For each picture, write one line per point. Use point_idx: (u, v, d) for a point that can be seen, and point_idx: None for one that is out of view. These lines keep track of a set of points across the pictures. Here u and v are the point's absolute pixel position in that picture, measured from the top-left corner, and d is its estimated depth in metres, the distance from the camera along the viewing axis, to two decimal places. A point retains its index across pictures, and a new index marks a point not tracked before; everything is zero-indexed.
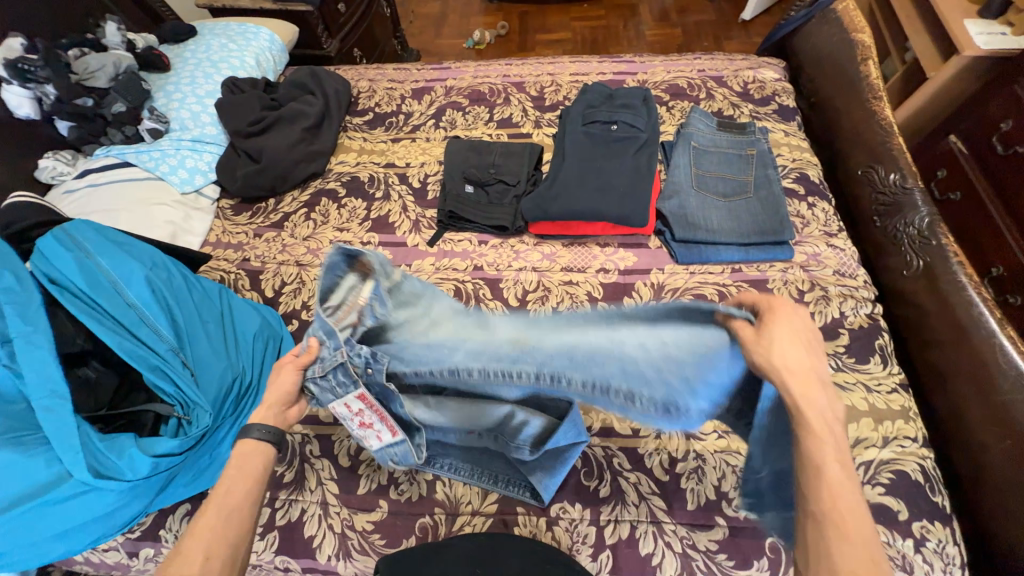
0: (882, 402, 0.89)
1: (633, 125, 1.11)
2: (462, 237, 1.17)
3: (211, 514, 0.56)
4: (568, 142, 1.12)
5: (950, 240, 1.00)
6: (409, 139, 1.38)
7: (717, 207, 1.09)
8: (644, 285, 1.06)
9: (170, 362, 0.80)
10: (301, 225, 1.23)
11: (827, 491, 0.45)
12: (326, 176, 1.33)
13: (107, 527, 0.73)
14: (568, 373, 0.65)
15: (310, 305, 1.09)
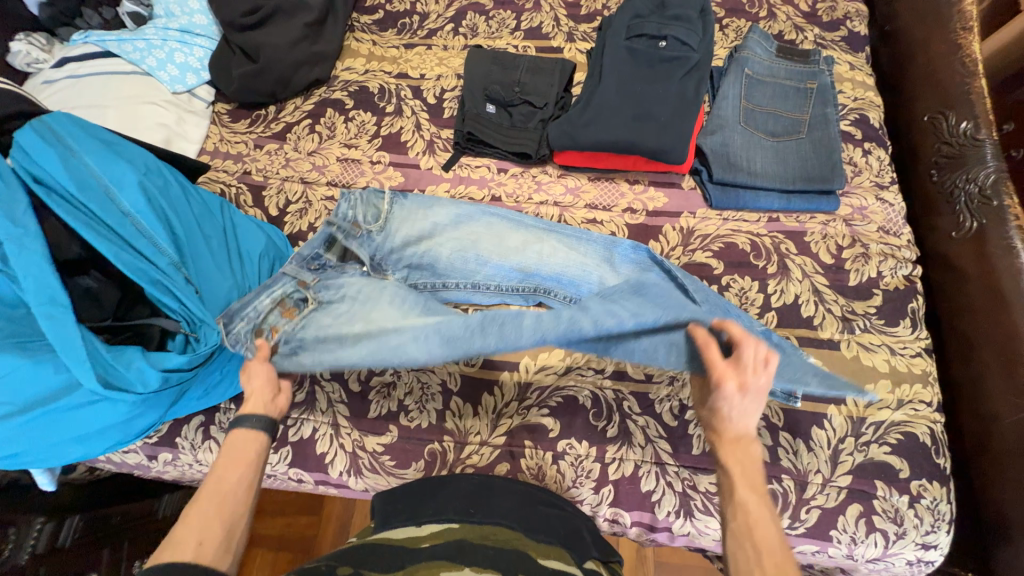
0: (904, 365, 0.87)
1: (685, 42, 0.96)
2: (480, 163, 1.08)
3: (203, 502, 0.60)
4: (607, 59, 0.98)
5: (1013, 201, 0.92)
6: (424, 46, 1.23)
7: (763, 147, 0.99)
8: (672, 229, 0.99)
9: (172, 276, 0.76)
10: (305, 139, 1.13)
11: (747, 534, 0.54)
12: (331, 83, 1.19)
13: (123, 434, 0.75)
14: (558, 291, 0.95)
15: (317, 227, 1.03)
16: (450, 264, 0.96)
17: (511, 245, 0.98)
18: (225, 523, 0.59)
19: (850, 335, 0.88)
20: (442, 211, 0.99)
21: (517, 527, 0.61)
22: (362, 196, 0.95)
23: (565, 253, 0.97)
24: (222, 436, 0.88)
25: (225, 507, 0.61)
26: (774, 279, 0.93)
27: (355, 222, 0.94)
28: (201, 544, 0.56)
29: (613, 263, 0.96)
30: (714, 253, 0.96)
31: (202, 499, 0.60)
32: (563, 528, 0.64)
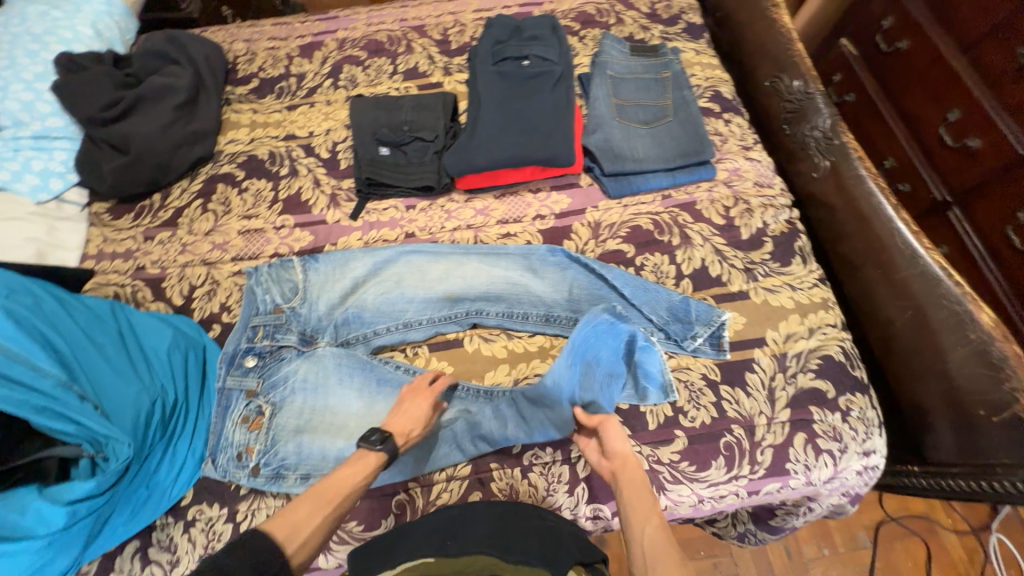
0: (805, 297, 0.96)
1: (545, 58, 1.04)
2: (387, 205, 1.08)
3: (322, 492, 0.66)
4: (481, 85, 1.04)
5: (850, 139, 1.07)
6: (307, 105, 1.23)
7: (640, 135, 1.08)
8: (581, 225, 1.05)
9: (63, 398, 0.70)
10: (198, 219, 1.08)
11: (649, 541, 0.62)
12: (218, 159, 1.16)
13: None
14: (490, 309, 0.97)
15: (231, 306, 0.98)
16: (377, 310, 0.95)
17: (433, 277, 0.99)
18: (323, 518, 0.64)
19: (755, 283, 0.97)
20: (357, 262, 0.99)
21: (496, 550, 0.60)
22: (270, 272, 0.97)
23: (486, 272, 0.99)
24: (164, 557, 0.78)
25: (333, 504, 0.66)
26: (680, 249, 1.01)
27: (274, 304, 0.95)
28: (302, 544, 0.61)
29: (536, 269, 1.00)
30: (623, 238, 1.03)
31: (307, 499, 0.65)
32: (542, 540, 0.64)
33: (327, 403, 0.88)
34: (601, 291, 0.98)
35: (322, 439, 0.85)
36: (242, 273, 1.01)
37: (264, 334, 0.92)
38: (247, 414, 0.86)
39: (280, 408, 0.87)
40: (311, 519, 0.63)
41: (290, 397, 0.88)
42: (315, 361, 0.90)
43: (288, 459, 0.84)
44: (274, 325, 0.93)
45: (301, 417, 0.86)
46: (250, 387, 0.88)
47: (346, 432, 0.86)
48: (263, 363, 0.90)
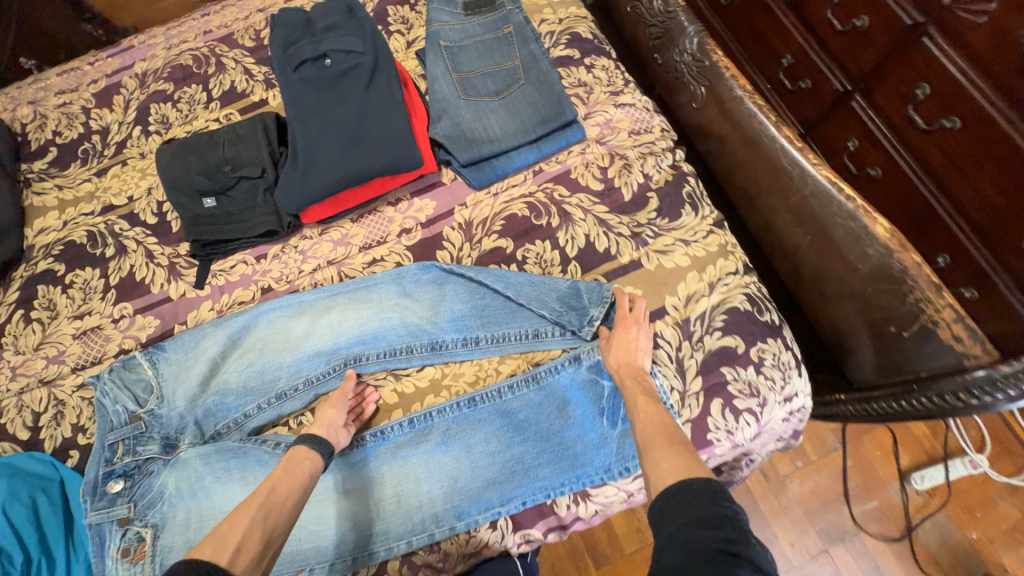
0: (701, 250, 0.88)
1: (348, 50, 0.88)
2: (234, 261, 0.95)
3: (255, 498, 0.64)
4: (288, 99, 0.88)
5: (719, 56, 0.96)
6: (119, 165, 1.05)
7: (492, 109, 0.94)
8: (452, 229, 0.94)
9: None
10: (24, 334, 0.93)
11: (652, 426, 0.66)
12: (31, 256, 1.00)
13: None
14: (370, 351, 0.86)
15: (84, 424, 0.87)
16: (244, 389, 0.84)
17: (299, 333, 0.87)
18: (265, 517, 0.61)
19: (646, 248, 0.88)
20: (211, 339, 0.86)
21: None
22: (113, 378, 0.84)
23: (357, 312, 0.87)
24: None
25: (269, 513, 0.62)
26: (561, 230, 0.90)
27: (128, 412, 0.83)
28: (239, 551, 0.56)
29: (412, 293, 0.88)
30: (499, 232, 0.92)
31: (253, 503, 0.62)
32: None
33: (213, 505, 0.78)
34: (487, 299, 0.87)
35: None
36: (86, 385, 0.88)
37: (125, 450, 0.81)
38: (126, 546, 0.76)
39: (163, 528, 0.77)
40: (235, 526, 0.59)
41: (171, 512, 0.78)
42: (187, 465, 0.80)
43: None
44: (134, 437, 0.81)
45: (188, 530, 0.76)
46: (121, 514, 0.77)
47: None
48: (134, 483, 0.79)
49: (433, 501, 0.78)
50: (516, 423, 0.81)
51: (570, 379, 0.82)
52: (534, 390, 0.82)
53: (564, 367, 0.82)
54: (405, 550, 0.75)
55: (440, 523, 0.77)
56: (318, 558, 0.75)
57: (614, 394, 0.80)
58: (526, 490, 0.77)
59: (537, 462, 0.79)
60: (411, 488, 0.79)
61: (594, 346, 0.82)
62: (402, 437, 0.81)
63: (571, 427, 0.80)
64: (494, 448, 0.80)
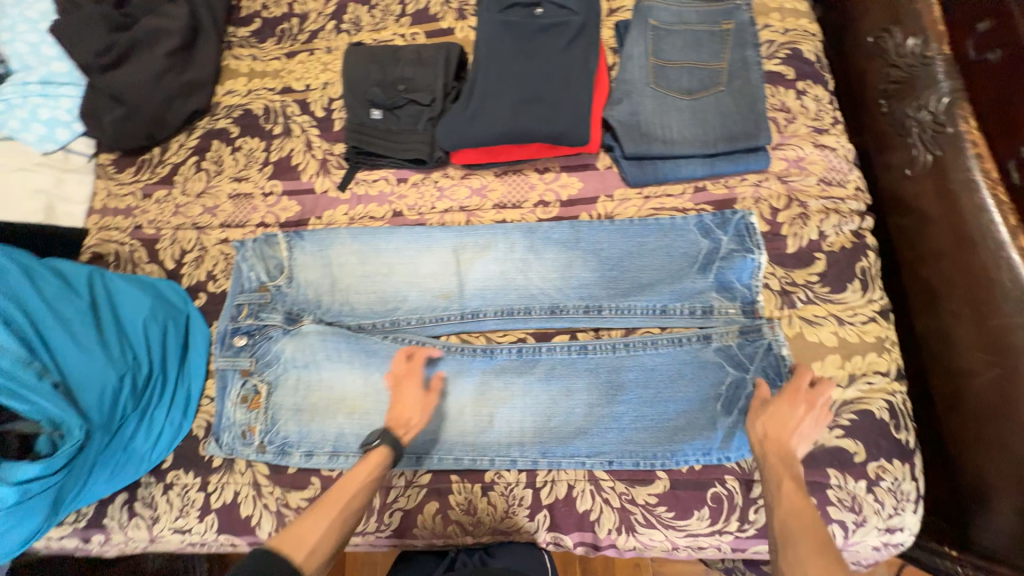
0: (854, 335, 0.77)
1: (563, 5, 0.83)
2: (377, 176, 0.98)
3: (330, 500, 0.65)
4: (485, 42, 0.85)
5: (971, 126, 0.78)
6: (307, 52, 1.11)
7: (678, 108, 0.87)
8: (590, 217, 0.90)
9: (22, 377, 0.65)
10: (192, 179, 1.04)
11: (797, 522, 0.54)
12: (214, 112, 1.10)
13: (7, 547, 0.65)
14: (485, 310, 0.87)
15: (216, 275, 0.97)
16: (366, 301, 0.90)
17: (427, 270, 0.90)
18: (337, 527, 0.64)
19: (792, 310, 0.79)
20: (343, 245, 0.92)
21: None
22: (255, 248, 0.92)
23: (489, 259, 0.89)
24: (147, 511, 0.86)
25: (339, 515, 0.64)
26: (706, 258, 0.83)
27: (259, 282, 0.91)
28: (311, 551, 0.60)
29: (537, 253, 0.89)
30: (637, 236, 0.87)
31: (332, 502, 0.65)
32: None
33: (320, 377, 0.86)
34: (614, 304, 0.84)
35: (321, 417, 0.85)
36: (229, 241, 0.98)
37: (248, 312, 0.89)
38: (244, 394, 0.86)
39: (277, 386, 0.86)
40: (316, 525, 0.62)
41: (284, 374, 0.86)
42: (304, 340, 0.86)
43: (290, 437, 0.85)
44: (258, 305, 0.90)
45: (297, 395, 0.86)
46: (243, 366, 0.87)
47: (345, 409, 0.86)
48: (254, 340, 0.88)
49: (522, 431, 0.81)
50: (621, 382, 0.81)
51: (694, 355, 0.80)
52: (650, 352, 0.81)
53: (690, 343, 0.80)
54: (485, 467, 0.80)
55: (524, 453, 0.80)
56: (407, 448, 0.82)
57: (737, 385, 0.77)
58: (619, 451, 0.78)
59: (638, 430, 0.78)
60: (505, 412, 0.82)
61: (730, 331, 0.79)
62: (509, 361, 0.84)
63: (679, 400, 0.79)
64: (598, 402, 0.80)
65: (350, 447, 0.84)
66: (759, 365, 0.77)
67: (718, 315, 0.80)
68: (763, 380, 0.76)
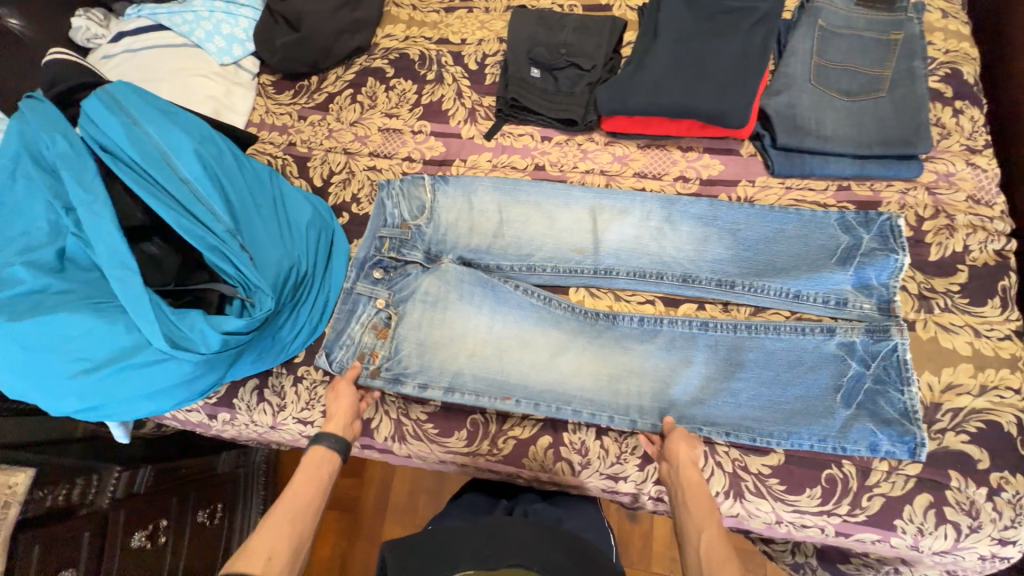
0: (990, 349, 0.78)
1: None
2: (523, 131, 1.04)
3: (279, 511, 0.64)
4: (669, 21, 0.89)
5: None
6: (466, 10, 1.18)
7: (835, 108, 0.90)
8: (729, 198, 0.93)
9: (229, 243, 0.71)
10: (347, 109, 1.12)
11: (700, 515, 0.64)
12: (372, 51, 1.17)
13: (190, 393, 0.71)
14: (617, 269, 0.90)
15: (360, 199, 1.04)
16: (502, 249, 0.93)
17: (563, 226, 0.94)
18: (298, 534, 0.63)
19: (928, 315, 0.80)
20: (485, 192, 0.96)
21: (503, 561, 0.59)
22: (403, 187, 0.95)
23: (627, 222, 0.93)
24: (275, 399, 0.92)
25: (296, 524, 0.63)
26: (845, 252, 0.85)
27: (401, 219, 0.95)
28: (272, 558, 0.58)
29: (673, 222, 0.92)
30: (777, 222, 0.90)
31: (281, 509, 0.64)
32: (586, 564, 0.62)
33: (447, 316, 0.89)
34: (747, 282, 0.87)
35: (443, 355, 0.87)
36: (376, 170, 1.05)
37: (390, 247, 0.94)
38: (375, 321, 0.89)
39: (406, 318, 0.89)
40: (267, 536, 0.60)
41: (414, 309, 0.89)
42: (439, 281, 0.90)
43: (409, 368, 0.86)
44: (399, 241, 0.94)
45: (423, 330, 0.88)
46: (380, 296, 0.90)
47: (468, 350, 0.87)
48: (391, 277, 0.93)
49: (638, 395, 0.84)
50: (741, 360, 0.83)
51: (815, 345, 0.82)
52: (770, 338, 0.83)
53: (812, 334, 0.82)
54: (601, 424, 0.82)
55: (642, 415, 0.82)
56: (525, 395, 0.84)
57: (857, 379, 0.79)
58: (736, 425, 0.79)
59: (756, 414, 0.80)
60: (625, 375, 0.85)
61: (855, 327, 0.80)
62: (630, 329, 0.87)
63: (798, 386, 0.80)
64: (717, 379, 0.83)
65: (465, 385, 0.85)
66: (880, 365, 0.78)
67: (851, 308, 0.83)
68: (881, 378, 0.78)
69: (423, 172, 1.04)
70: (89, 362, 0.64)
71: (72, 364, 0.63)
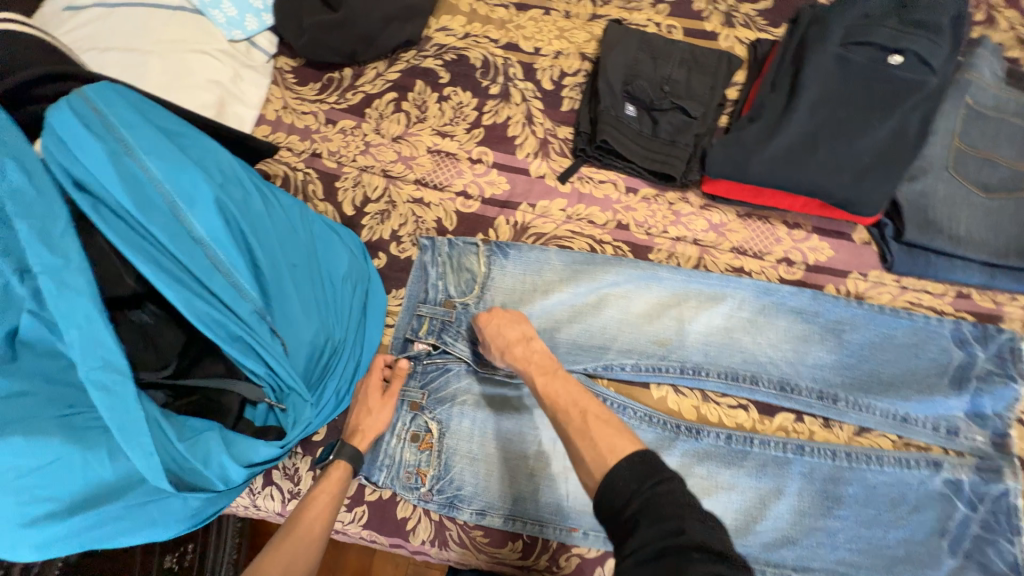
0: None
1: (924, 61, 0.72)
2: (605, 178, 0.87)
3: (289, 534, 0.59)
4: (814, 77, 0.74)
5: None
6: (541, 10, 0.97)
7: (972, 203, 0.78)
8: (837, 291, 0.82)
9: (258, 333, 0.53)
10: (388, 118, 0.91)
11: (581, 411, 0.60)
12: (422, 47, 0.95)
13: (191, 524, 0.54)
14: (708, 367, 0.77)
15: (402, 237, 0.85)
16: (573, 340, 0.78)
17: (645, 310, 0.80)
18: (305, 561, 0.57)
19: None
20: (554, 268, 0.81)
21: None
22: (451, 255, 0.81)
23: (717, 311, 0.80)
24: (286, 484, 0.75)
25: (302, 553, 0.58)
26: (964, 373, 0.76)
27: (445, 294, 0.79)
28: None
29: (770, 315, 0.80)
30: (892, 326, 0.78)
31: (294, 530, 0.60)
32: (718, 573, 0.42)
33: (499, 427, 0.75)
34: (854, 396, 0.76)
35: (498, 473, 0.74)
36: (424, 203, 0.86)
37: (429, 330, 0.78)
38: (413, 431, 0.74)
39: (451, 430, 0.75)
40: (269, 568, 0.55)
41: (458, 418, 0.75)
42: (491, 388, 0.77)
43: (462, 491, 0.73)
44: (441, 322, 0.78)
45: (473, 441, 0.74)
46: (412, 399, 0.75)
47: (526, 468, 0.74)
48: (425, 370, 0.77)
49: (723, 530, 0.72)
50: (840, 495, 0.73)
51: (920, 482, 0.73)
52: (873, 471, 0.74)
53: (919, 468, 0.73)
54: None
55: None
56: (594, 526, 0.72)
57: (965, 525, 0.71)
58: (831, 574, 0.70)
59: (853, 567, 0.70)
60: (707, 506, 0.73)
61: (965, 465, 0.72)
62: (714, 448, 0.75)
63: (900, 528, 0.71)
64: (811, 521, 0.72)
65: (528, 512, 0.73)
66: (989, 511, 0.71)
67: (964, 439, 0.74)
68: (990, 526, 0.70)
69: (482, 212, 0.86)
70: (55, 502, 0.45)
71: (27, 509, 0.43)
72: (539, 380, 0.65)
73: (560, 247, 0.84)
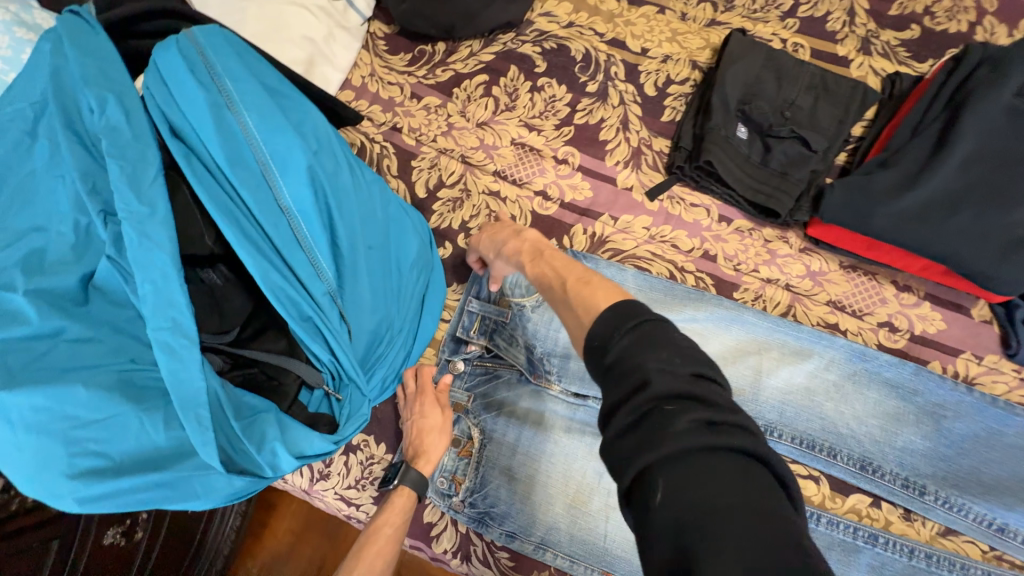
0: None
1: None
2: (697, 200, 0.80)
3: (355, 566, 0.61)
4: (973, 128, 0.64)
5: None
6: (656, 8, 0.89)
7: None
8: (941, 369, 0.73)
9: (329, 318, 0.50)
10: (475, 102, 0.86)
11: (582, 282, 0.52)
12: (522, 31, 0.89)
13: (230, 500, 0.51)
14: (780, 427, 0.70)
15: (471, 229, 0.80)
16: None
17: (720, 353, 0.73)
18: None
19: None
20: (627, 290, 0.75)
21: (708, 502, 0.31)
22: None
23: (800, 367, 0.72)
24: (319, 463, 0.73)
25: None
26: None
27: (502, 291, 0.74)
28: None
29: (862, 383, 0.71)
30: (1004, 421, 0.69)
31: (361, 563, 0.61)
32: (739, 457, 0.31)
33: (543, 448, 0.70)
34: (945, 492, 0.67)
35: (535, 496, 0.69)
36: (499, 196, 0.81)
37: (482, 329, 0.74)
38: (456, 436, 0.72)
39: (493, 441, 0.71)
40: None
41: (501, 430, 0.71)
42: (541, 403, 0.72)
43: (494, 507, 0.69)
44: (496, 321, 0.74)
45: (513, 458, 0.70)
46: (458, 401, 0.73)
47: (566, 498, 0.69)
48: (473, 371, 0.74)
49: None
50: None
51: None
52: None
53: None
54: None
55: None
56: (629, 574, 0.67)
57: None
58: None
59: None
60: None
61: None
62: None
63: None
64: None
65: (560, 545, 0.68)
66: None
67: None
68: None
69: (559, 217, 0.81)
70: (105, 459, 0.43)
71: (78, 462, 0.42)
72: (528, 264, 0.59)
73: (637, 267, 0.78)
